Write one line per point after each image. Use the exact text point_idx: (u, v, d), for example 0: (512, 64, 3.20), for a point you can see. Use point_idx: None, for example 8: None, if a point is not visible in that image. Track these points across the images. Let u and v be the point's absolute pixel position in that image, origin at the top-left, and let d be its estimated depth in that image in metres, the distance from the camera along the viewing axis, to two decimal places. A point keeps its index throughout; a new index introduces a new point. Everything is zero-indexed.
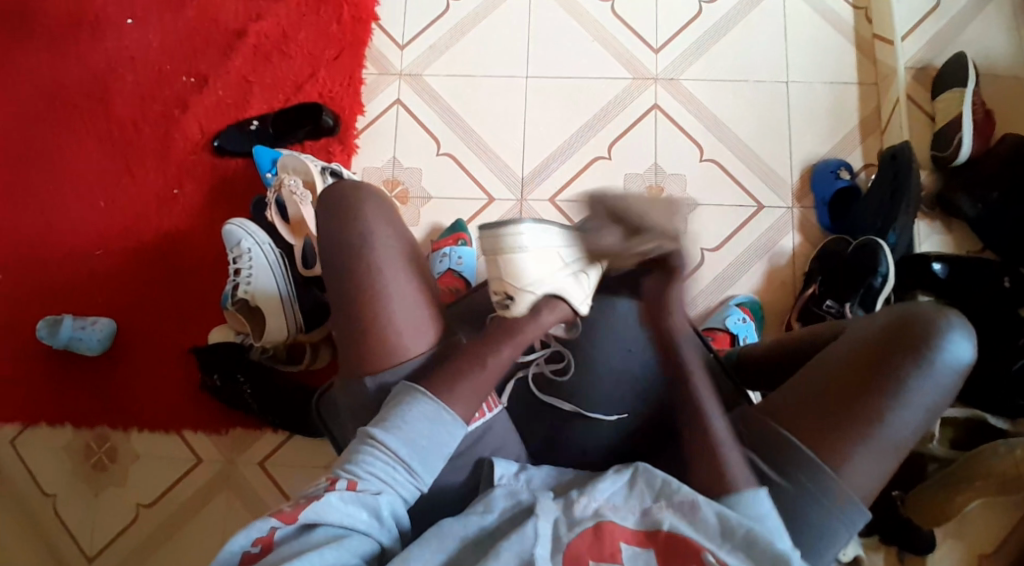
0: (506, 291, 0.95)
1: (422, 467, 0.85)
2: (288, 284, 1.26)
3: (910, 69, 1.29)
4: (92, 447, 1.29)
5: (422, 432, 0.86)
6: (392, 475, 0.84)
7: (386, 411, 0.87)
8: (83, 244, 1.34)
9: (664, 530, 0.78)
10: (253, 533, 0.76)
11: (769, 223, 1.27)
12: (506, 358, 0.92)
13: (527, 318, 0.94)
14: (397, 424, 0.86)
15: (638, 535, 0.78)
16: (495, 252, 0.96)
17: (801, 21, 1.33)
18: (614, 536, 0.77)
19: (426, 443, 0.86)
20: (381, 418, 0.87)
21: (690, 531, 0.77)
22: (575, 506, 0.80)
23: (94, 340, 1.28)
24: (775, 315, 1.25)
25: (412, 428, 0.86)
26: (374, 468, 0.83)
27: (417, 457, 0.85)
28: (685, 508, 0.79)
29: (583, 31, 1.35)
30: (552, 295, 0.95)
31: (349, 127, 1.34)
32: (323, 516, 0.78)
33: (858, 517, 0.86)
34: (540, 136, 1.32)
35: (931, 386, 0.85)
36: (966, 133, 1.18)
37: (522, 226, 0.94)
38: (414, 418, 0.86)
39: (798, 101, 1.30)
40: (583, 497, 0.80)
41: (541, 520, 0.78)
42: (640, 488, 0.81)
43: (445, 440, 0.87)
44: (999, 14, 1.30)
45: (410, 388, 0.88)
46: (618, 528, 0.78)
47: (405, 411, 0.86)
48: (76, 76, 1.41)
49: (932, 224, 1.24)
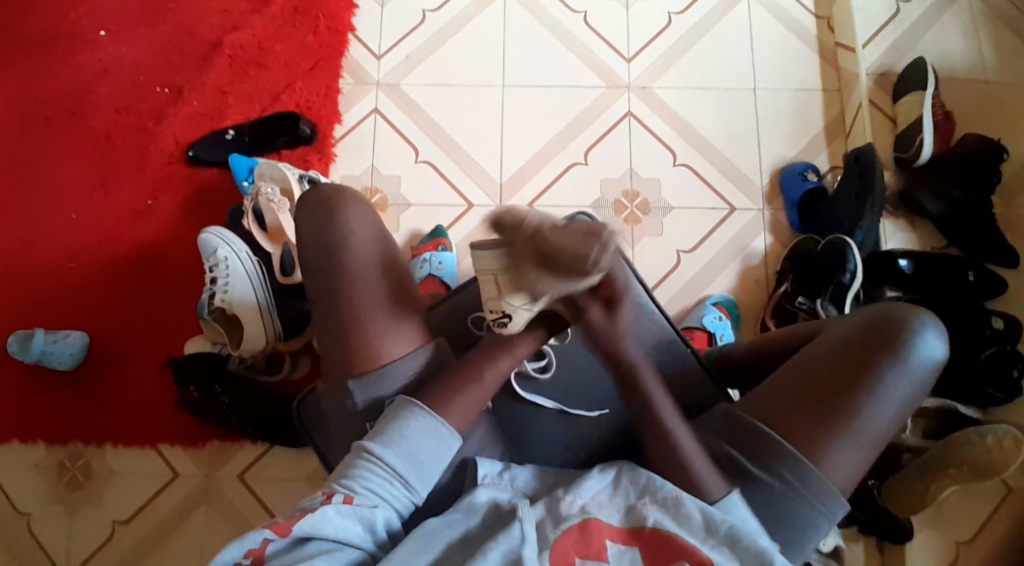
0: (503, 309, 0.90)
1: (419, 482, 0.85)
2: (265, 293, 1.23)
3: (871, 75, 1.35)
4: (66, 465, 1.26)
5: (421, 447, 0.85)
6: (389, 490, 0.83)
7: (384, 423, 0.86)
8: (56, 257, 1.32)
9: (652, 529, 0.79)
10: (245, 545, 0.74)
11: (742, 224, 1.30)
12: (502, 367, 0.91)
13: (523, 334, 0.91)
14: (396, 438, 0.85)
15: (623, 536, 0.79)
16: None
17: (766, 31, 1.38)
18: (599, 533, 0.78)
19: (423, 458, 0.85)
20: (378, 432, 0.86)
21: (675, 529, 0.79)
22: (560, 505, 0.80)
23: (67, 353, 1.25)
24: (752, 314, 1.27)
25: (411, 441, 0.85)
26: (371, 483, 0.82)
27: (414, 473, 0.84)
28: (670, 505, 0.80)
29: (557, 42, 1.39)
30: (548, 310, 0.91)
31: (327, 136, 1.35)
32: (318, 530, 0.76)
33: (837, 510, 0.86)
34: (518, 143, 1.34)
35: (907, 382, 0.86)
36: (927, 134, 1.24)
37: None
38: (413, 433, 0.85)
39: (765, 106, 1.35)
40: (569, 495, 0.81)
41: (526, 525, 0.78)
42: (625, 487, 0.83)
43: (442, 454, 0.86)
44: (952, 23, 1.36)
45: (408, 402, 0.87)
46: (603, 526, 0.79)
47: (404, 426, 0.85)
48: (48, 90, 1.40)
49: (897, 222, 1.29)
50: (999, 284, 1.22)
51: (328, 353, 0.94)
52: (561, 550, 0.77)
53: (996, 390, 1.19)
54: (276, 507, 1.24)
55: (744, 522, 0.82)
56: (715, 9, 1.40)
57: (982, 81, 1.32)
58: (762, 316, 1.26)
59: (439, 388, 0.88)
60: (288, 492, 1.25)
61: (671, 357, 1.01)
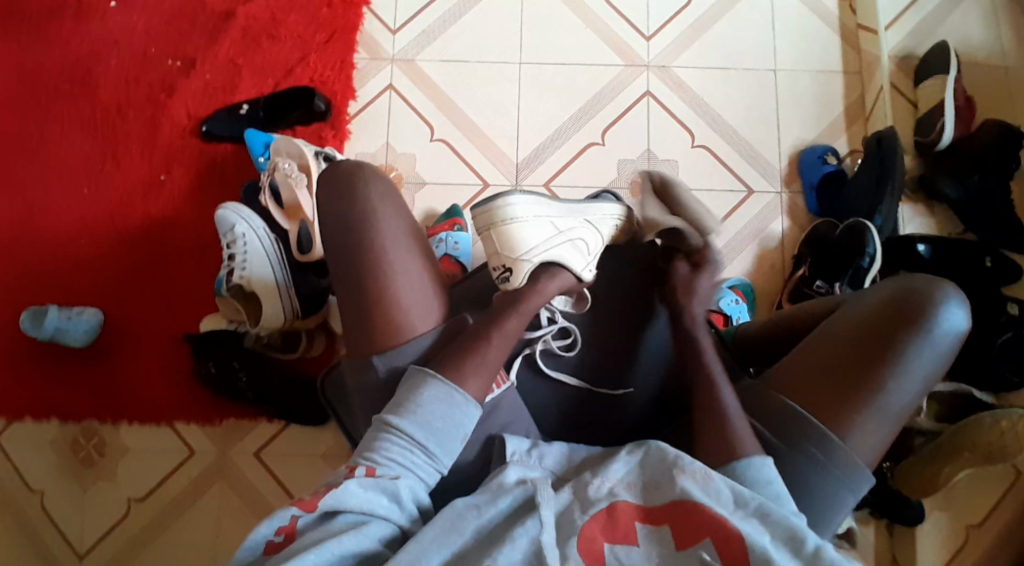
0: (505, 264, 0.96)
1: (440, 449, 0.84)
2: (284, 271, 1.23)
3: (892, 57, 1.34)
4: (80, 442, 1.26)
5: (437, 415, 0.84)
6: (410, 459, 0.82)
7: (401, 395, 0.86)
8: (68, 232, 1.31)
9: (678, 499, 0.78)
10: (275, 522, 0.75)
11: (760, 207, 1.30)
12: (513, 329, 0.91)
13: (528, 288, 0.95)
14: (413, 408, 0.84)
15: (651, 515, 0.78)
16: (490, 227, 0.96)
17: (786, 10, 1.37)
18: (627, 516, 0.78)
19: (441, 424, 0.84)
20: (396, 404, 0.85)
21: (704, 498, 0.78)
22: (588, 488, 0.80)
23: (81, 330, 1.24)
24: (768, 297, 1.27)
25: (427, 410, 0.84)
26: (392, 453, 0.82)
27: (434, 439, 0.84)
28: (699, 477, 0.79)
29: (575, 19, 1.37)
30: (552, 264, 0.96)
31: (342, 112, 1.33)
32: (343, 503, 0.76)
33: (864, 482, 0.86)
34: (536, 122, 1.33)
35: (930, 353, 0.86)
36: (949, 119, 1.22)
37: (513, 198, 0.96)
38: (429, 400, 0.85)
39: (784, 86, 1.34)
40: (596, 478, 0.81)
41: (546, 510, 0.77)
42: (650, 462, 0.82)
43: (460, 421, 0.85)
44: (974, 6, 1.35)
45: (423, 371, 0.86)
46: (630, 508, 0.78)
47: (419, 396, 0.85)
48: (58, 60, 1.37)
49: (916, 207, 1.29)
50: (1017, 270, 1.22)
51: (352, 333, 0.94)
52: (588, 534, 0.76)
53: (1012, 374, 1.19)
54: (293, 484, 1.24)
55: (770, 487, 0.81)
56: None
57: (1004, 66, 1.32)
58: (778, 298, 1.26)
59: (462, 373, 0.87)
60: (303, 469, 1.25)
61: (694, 338, 1.02)
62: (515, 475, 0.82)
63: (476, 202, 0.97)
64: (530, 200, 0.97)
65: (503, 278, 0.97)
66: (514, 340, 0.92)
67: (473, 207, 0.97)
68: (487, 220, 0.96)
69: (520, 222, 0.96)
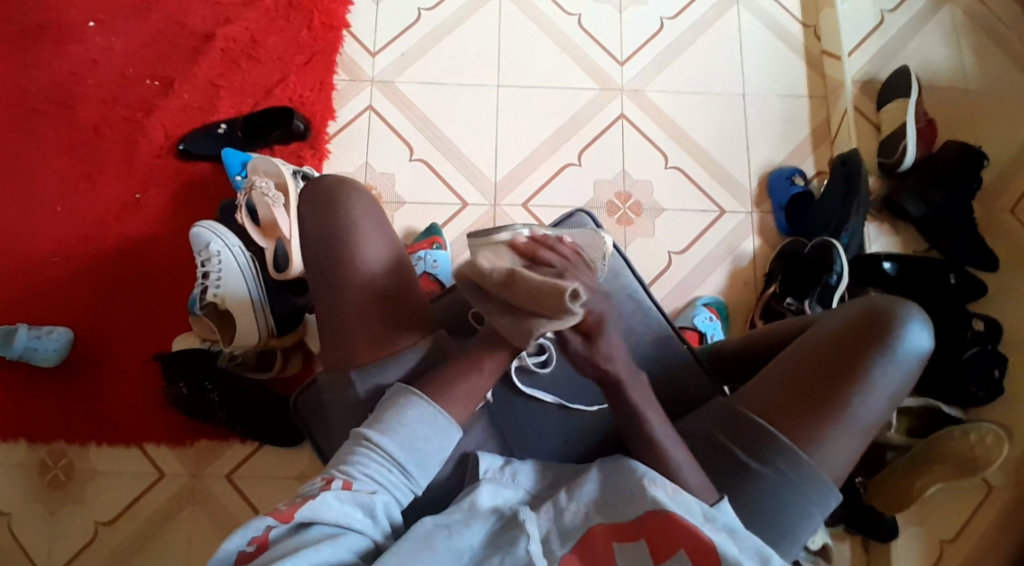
0: None
1: (418, 469, 0.83)
2: (259, 289, 1.22)
3: (856, 82, 1.38)
4: (47, 464, 1.23)
5: (417, 434, 0.84)
6: (387, 476, 0.82)
7: (381, 412, 0.85)
8: (39, 251, 1.29)
9: (652, 511, 0.78)
10: (249, 532, 0.73)
11: (731, 227, 1.32)
12: (500, 359, 0.90)
13: None
14: (394, 426, 0.84)
15: (626, 531, 0.78)
16: (488, 260, 0.88)
17: (755, 37, 1.41)
18: (603, 538, 0.78)
19: (422, 445, 0.84)
20: (375, 420, 0.85)
21: (676, 508, 0.78)
22: (564, 514, 0.80)
23: (51, 349, 1.22)
24: (741, 314, 1.29)
25: (408, 429, 0.84)
26: (370, 469, 0.81)
27: (413, 460, 0.83)
28: (670, 491, 0.80)
29: (551, 42, 1.40)
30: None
31: (320, 132, 1.34)
32: (319, 515, 0.75)
33: (831, 499, 0.88)
34: (513, 142, 1.35)
35: (895, 373, 0.88)
36: (910, 141, 1.27)
37: (518, 230, 0.89)
38: (411, 421, 0.84)
39: (755, 111, 1.38)
40: (571, 504, 0.81)
41: (530, 525, 0.77)
42: (625, 475, 0.82)
43: (440, 442, 0.85)
44: (935, 33, 1.41)
45: (406, 390, 0.86)
46: (607, 530, 0.78)
47: (401, 414, 0.85)
48: (34, 79, 1.37)
49: (881, 226, 1.32)
50: (980, 286, 1.26)
51: (330, 345, 0.93)
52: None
53: (978, 388, 1.22)
54: (265, 508, 1.22)
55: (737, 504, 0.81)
56: (707, 14, 1.43)
57: (966, 87, 1.37)
58: (751, 315, 1.28)
59: (438, 385, 0.87)
60: (276, 492, 1.23)
61: (667, 353, 1.03)
62: (488, 499, 0.82)
63: None
64: None
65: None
66: (500, 369, 0.90)
67: None
68: None
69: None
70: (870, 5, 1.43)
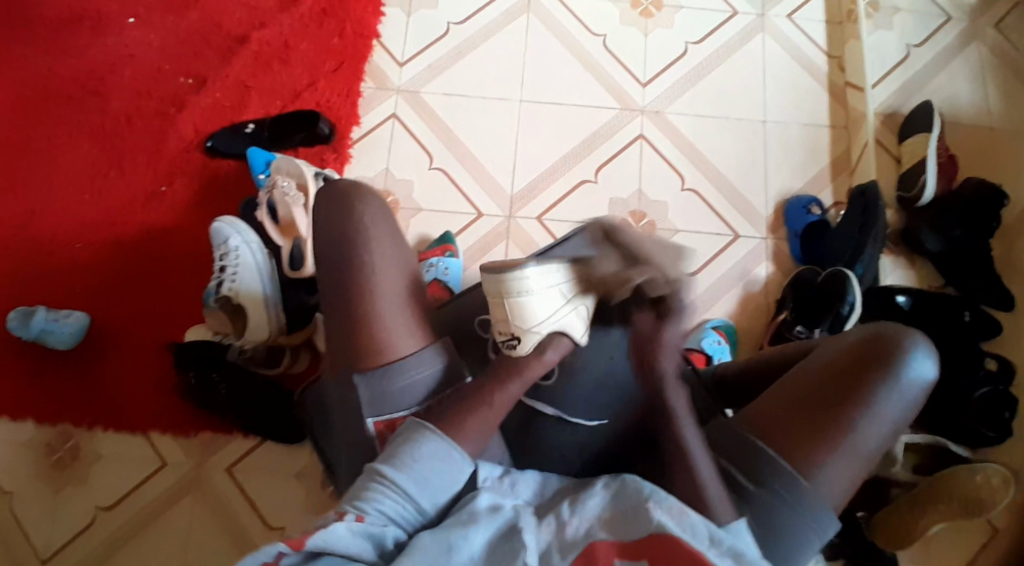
0: (512, 333, 0.94)
1: (430, 504, 0.81)
2: (273, 287, 1.24)
3: (879, 115, 1.38)
4: (54, 445, 1.25)
5: (431, 469, 0.83)
6: (398, 511, 0.80)
7: (395, 449, 0.84)
8: (63, 236, 1.32)
9: (656, 534, 0.77)
10: (259, 557, 0.71)
11: (746, 251, 1.32)
12: (509, 395, 0.90)
13: (534, 357, 0.93)
14: (408, 462, 0.82)
15: (630, 549, 0.77)
16: (501, 295, 0.95)
17: (779, 65, 1.42)
18: (606, 553, 0.77)
19: (434, 481, 0.82)
20: (390, 456, 0.83)
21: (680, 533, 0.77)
22: (566, 528, 0.79)
23: (67, 333, 1.25)
24: (750, 340, 1.29)
25: (422, 464, 0.82)
26: (383, 504, 0.79)
27: (425, 494, 0.81)
28: (675, 513, 0.79)
29: (575, 60, 1.42)
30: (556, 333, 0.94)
31: (343, 136, 1.37)
32: (332, 545, 0.73)
33: (828, 526, 0.87)
34: (532, 156, 1.36)
35: (898, 399, 0.87)
36: (930, 176, 1.27)
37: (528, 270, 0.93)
38: (424, 456, 0.83)
39: (775, 138, 1.38)
40: (574, 517, 0.79)
41: (529, 535, 0.77)
42: (629, 494, 0.80)
43: (453, 476, 0.83)
44: (961, 69, 1.40)
45: (420, 425, 0.85)
46: (608, 546, 0.77)
47: (416, 450, 0.83)
48: (70, 69, 1.41)
49: (897, 259, 1.31)
50: (994, 326, 1.25)
51: (334, 341, 0.94)
52: None
53: (988, 429, 1.21)
54: (263, 502, 1.23)
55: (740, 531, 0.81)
56: (733, 40, 1.44)
57: (989, 126, 1.36)
58: (760, 341, 1.28)
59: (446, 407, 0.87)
60: (277, 488, 1.24)
61: None
62: (487, 502, 0.81)
63: (487, 267, 0.95)
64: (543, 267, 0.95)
65: (508, 346, 0.95)
66: (508, 405, 0.90)
67: (486, 270, 0.95)
68: (497, 291, 0.94)
69: (530, 294, 0.93)
70: (896, 39, 1.43)
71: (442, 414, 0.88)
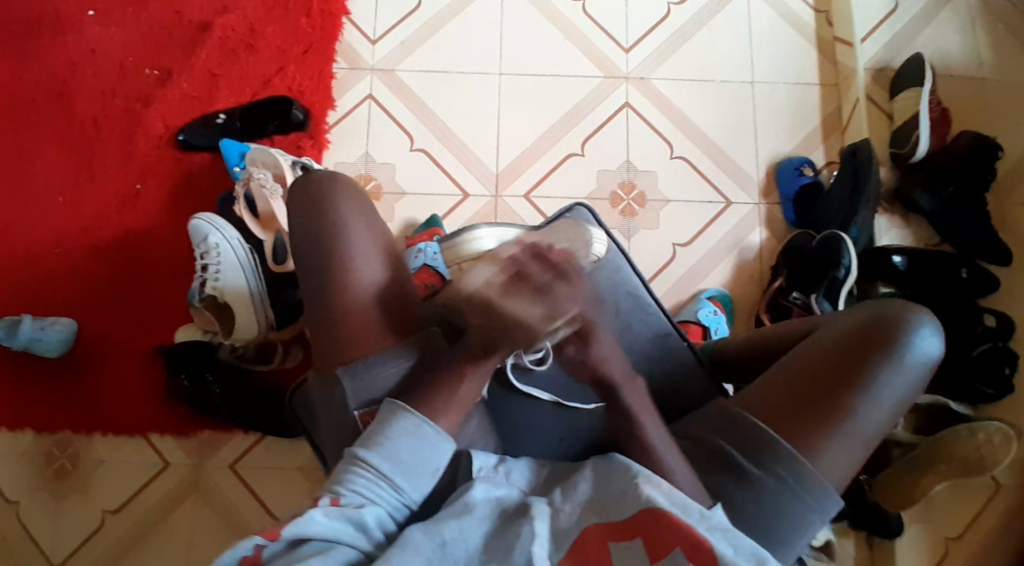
0: None
1: (408, 482, 0.80)
2: (258, 281, 1.22)
3: (869, 70, 1.34)
4: (53, 454, 1.24)
5: (406, 447, 0.81)
6: (375, 491, 0.78)
7: (371, 430, 0.82)
8: (43, 242, 1.30)
9: (645, 509, 0.76)
10: (239, 552, 0.72)
11: (738, 218, 1.30)
12: (484, 372, 0.88)
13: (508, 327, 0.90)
14: (382, 441, 0.81)
15: (621, 530, 0.76)
16: (468, 262, 0.95)
17: (764, 22, 1.38)
18: (599, 537, 0.76)
19: (410, 457, 0.80)
20: (365, 438, 0.82)
21: (671, 508, 0.76)
22: (560, 513, 0.79)
23: (55, 340, 1.23)
24: (746, 308, 1.27)
25: (396, 443, 0.81)
26: (358, 485, 0.78)
27: (401, 472, 0.80)
28: (664, 491, 0.78)
29: (554, 30, 1.37)
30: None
31: (320, 122, 1.33)
32: (307, 530, 0.72)
33: (832, 506, 0.85)
34: (514, 132, 1.33)
35: (901, 380, 0.86)
36: (924, 133, 1.23)
37: (482, 232, 0.96)
38: (397, 433, 0.81)
39: (762, 99, 1.34)
40: (566, 505, 0.80)
41: (540, 522, 0.77)
42: (618, 479, 0.80)
43: (430, 453, 0.82)
44: (950, 18, 1.36)
45: (395, 406, 0.84)
46: (601, 529, 0.77)
47: (389, 429, 0.82)
48: (35, 68, 1.37)
49: (892, 218, 1.29)
50: (992, 281, 1.23)
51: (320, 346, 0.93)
52: None
53: (988, 387, 1.20)
54: (266, 498, 1.23)
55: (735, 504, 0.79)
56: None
57: (981, 76, 1.33)
58: (756, 309, 1.26)
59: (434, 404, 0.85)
60: (278, 483, 1.24)
61: (665, 350, 1.02)
62: (482, 495, 0.80)
63: None
64: (507, 231, 0.95)
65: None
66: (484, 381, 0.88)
67: None
68: (464, 256, 0.95)
69: (497, 254, 0.94)
70: None
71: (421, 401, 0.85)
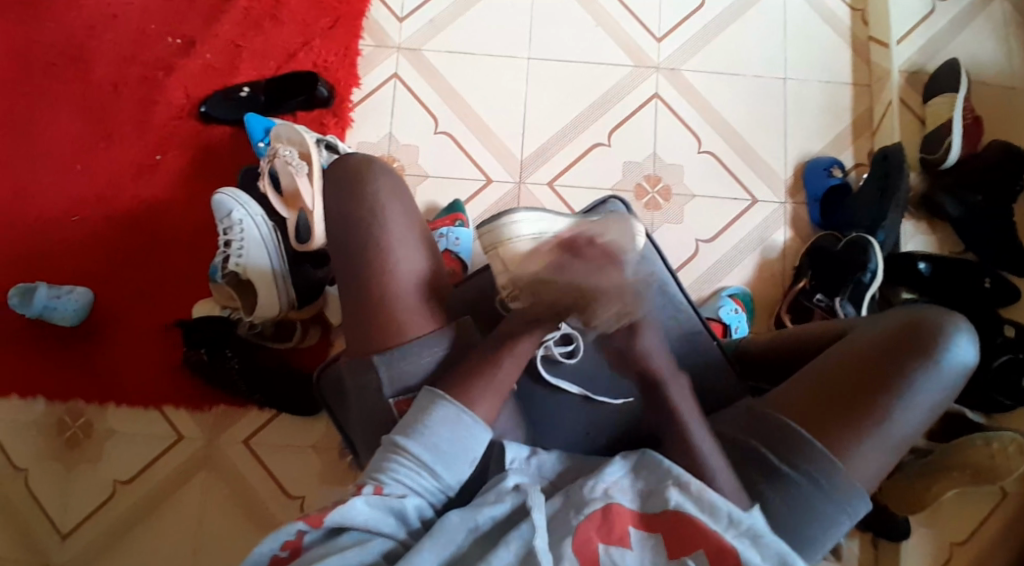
0: (510, 280, 0.95)
1: (447, 472, 0.80)
2: (280, 260, 1.21)
3: (902, 72, 1.32)
4: (66, 422, 1.24)
5: (445, 437, 0.80)
6: (417, 480, 0.79)
7: (411, 416, 0.82)
8: (61, 210, 1.28)
9: (672, 509, 0.77)
10: (281, 537, 0.71)
11: (764, 216, 1.29)
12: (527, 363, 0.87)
13: (538, 307, 0.91)
14: (422, 430, 0.80)
15: (645, 522, 0.77)
16: (495, 246, 0.97)
17: (799, 18, 1.36)
18: (622, 520, 0.76)
19: (450, 448, 0.80)
20: (405, 426, 0.82)
21: (698, 513, 0.76)
22: (583, 490, 0.79)
23: (70, 309, 1.22)
24: (766, 308, 1.26)
25: (435, 433, 0.80)
26: (399, 475, 0.78)
27: (441, 462, 0.80)
28: (694, 492, 0.77)
29: (587, 17, 1.35)
30: (558, 279, 0.95)
31: (344, 100, 1.31)
32: (349, 519, 0.73)
33: (861, 507, 0.84)
34: (541, 119, 1.31)
35: (936, 386, 0.84)
36: (955, 137, 1.22)
37: (517, 216, 0.97)
38: (437, 422, 0.81)
39: (794, 99, 1.33)
40: (592, 480, 0.79)
41: (537, 513, 0.75)
42: (647, 474, 0.81)
43: (470, 444, 0.81)
44: (987, 24, 1.34)
45: (433, 393, 0.83)
46: (626, 513, 0.77)
47: (428, 418, 0.81)
48: (57, 32, 1.34)
49: (918, 224, 1.28)
50: (1013, 292, 1.22)
51: (349, 334, 0.92)
52: (582, 533, 0.75)
53: (1004, 396, 1.19)
54: (280, 476, 1.23)
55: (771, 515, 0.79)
56: None
57: (1013, 85, 1.31)
58: (775, 310, 1.26)
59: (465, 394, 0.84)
60: (292, 461, 1.23)
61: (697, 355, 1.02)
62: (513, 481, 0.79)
63: (482, 222, 0.99)
64: (536, 217, 0.98)
65: (510, 296, 0.95)
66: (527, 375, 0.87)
67: (479, 226, 0.99)
68: (491, 239, 0.97)
69: (524, 238, 0.97)
70: None
71: (449, 386, 0.85)
